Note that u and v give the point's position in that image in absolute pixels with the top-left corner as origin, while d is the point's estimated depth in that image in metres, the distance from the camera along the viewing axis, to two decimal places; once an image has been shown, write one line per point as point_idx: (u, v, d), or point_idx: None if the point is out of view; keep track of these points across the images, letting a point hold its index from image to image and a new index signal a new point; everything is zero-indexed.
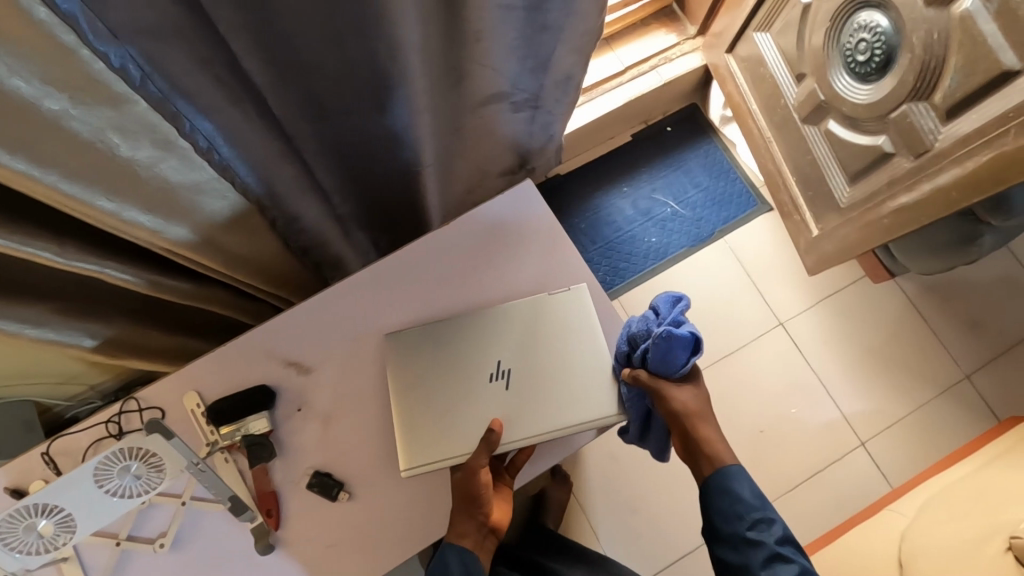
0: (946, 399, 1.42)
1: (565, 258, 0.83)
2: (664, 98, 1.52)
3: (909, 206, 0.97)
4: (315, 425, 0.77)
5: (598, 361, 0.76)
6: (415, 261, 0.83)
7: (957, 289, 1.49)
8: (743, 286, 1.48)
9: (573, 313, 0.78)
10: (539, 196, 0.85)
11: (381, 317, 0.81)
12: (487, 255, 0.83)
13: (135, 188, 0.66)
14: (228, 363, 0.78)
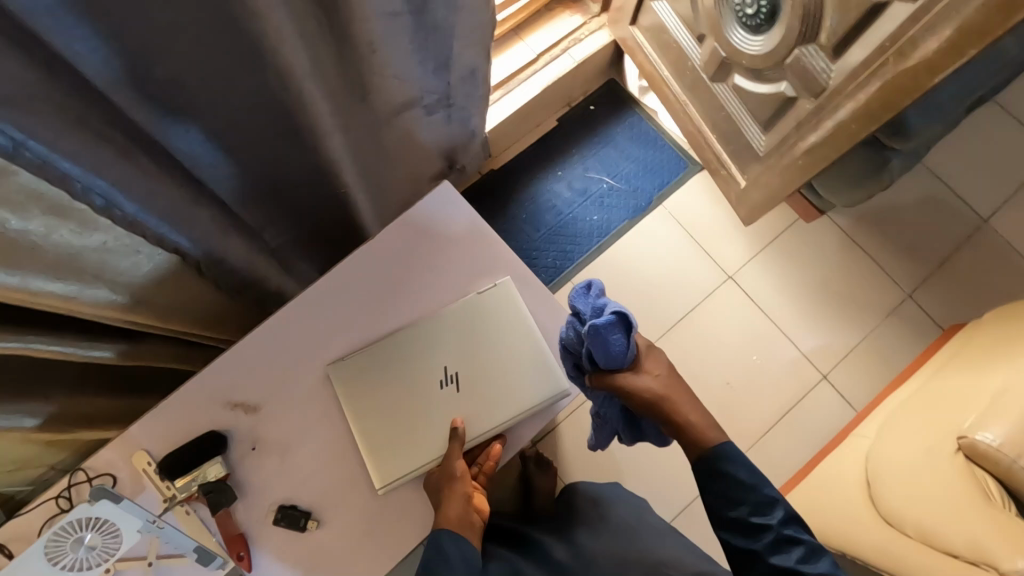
0: (894, 320, 1.48)
1: (491, 251, 0.83)
2: (581, 78, 1.54)
3: (818, 144, 1.01)
4: (272, 460, 0.76)
5: (538, 348, 0.78)
6: (345, 282, 0.82)
7: (887, 214, 1.55)
8: (688, 247, 1.52)
9: (509, 305, 0.80)
10: (458, 195, 0.85)
11: (321, 344, 0.80)
12: (413, 264, 0.83)
13: (35, 259, 0.64)
14: (173, 416, 0.77)
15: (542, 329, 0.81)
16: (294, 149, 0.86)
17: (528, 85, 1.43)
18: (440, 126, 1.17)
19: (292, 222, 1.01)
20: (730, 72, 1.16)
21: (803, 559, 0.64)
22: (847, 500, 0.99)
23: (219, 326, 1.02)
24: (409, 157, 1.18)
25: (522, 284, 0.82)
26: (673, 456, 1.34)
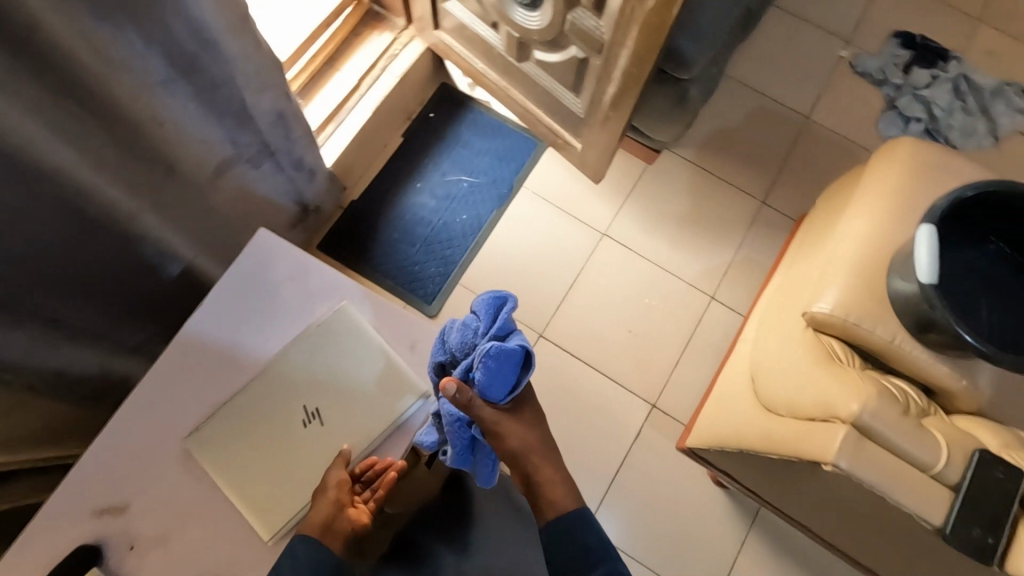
0: (756, 228, 1.60)
1: (325, 282, 0.86)
2: (410, 90, 1.57)
3: (617, 93, 1.08)
4: (157, 553, 0.75)
5: (389, 361, 0.82)
6: (184, 357, 0.81)
7: (722, 138, 1.69)
8: (558, 218, 1.58)
9: (353, 331, 0.83)
10: (278, 240, 0.86)
11: (177, 423, 0.79)
12: (249, 320, 0.83)
13: None
14: (36, 545, 0.73)
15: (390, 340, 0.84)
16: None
17: (358, 111, 1.43)
18: (271, 177, 1.17)
19: (128, 304, 0.99)
20: (528, 50, 1.22)
21: None
22: (739, 399, 1.07)
23: None
24: (250, 214, 1.18)
25: (363, 304, 0.85)
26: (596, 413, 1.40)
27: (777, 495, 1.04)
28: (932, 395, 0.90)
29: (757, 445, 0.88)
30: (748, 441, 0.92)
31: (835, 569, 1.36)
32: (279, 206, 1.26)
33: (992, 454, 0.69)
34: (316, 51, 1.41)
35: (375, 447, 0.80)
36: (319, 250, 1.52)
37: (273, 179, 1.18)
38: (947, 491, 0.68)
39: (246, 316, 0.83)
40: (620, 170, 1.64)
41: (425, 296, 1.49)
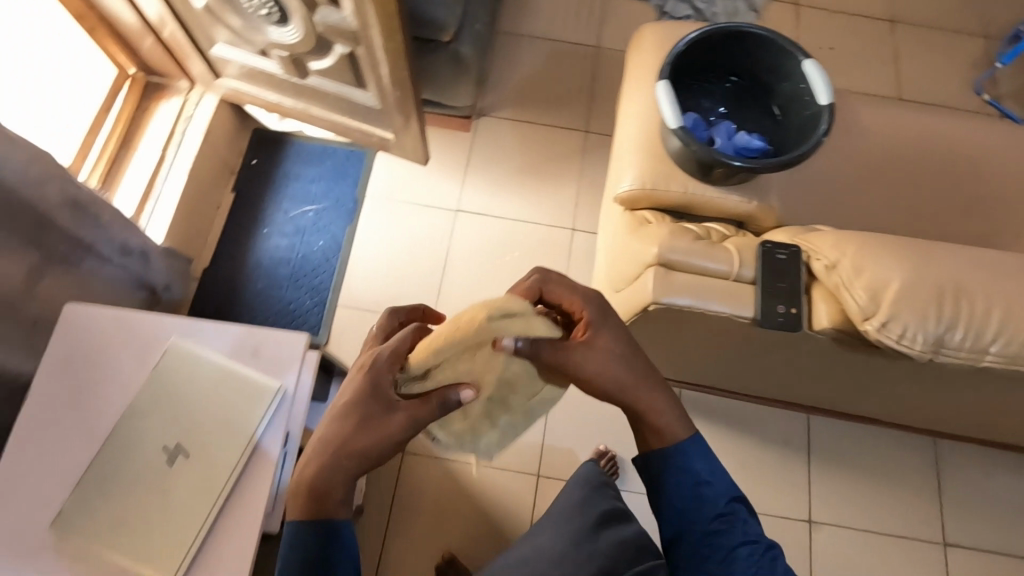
0: (589, 156, 1.72)
1: (123, 353, 0.75)
2: (223, 145, 1.57)
3: (393, 72, 1.14)
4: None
5: (219, 374, 0.75)
6: (13, 468, 0.70)
7: (530, 89, 1.80)
8: (409, 211, 1.63)
9: (175, 370, 0.74)
10: (93, 313, 0.77)
11: (24, 529, 0.68)
12: (53, 377, 0.73)
13: None
14: None
15: (130, 368, 0.75)
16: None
17: (172, 179, 1.42)
18: (100, 271, 1.18)
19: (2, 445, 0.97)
20: (304, 66, 1.26)
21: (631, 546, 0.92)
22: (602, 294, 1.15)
23: None
24: None
25: (149, 348, 0.76)
26: None
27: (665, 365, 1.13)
28: (742, 225, 1.01)
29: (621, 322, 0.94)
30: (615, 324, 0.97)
31: (768, 413, 1.47)
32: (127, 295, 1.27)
33: (772, 244, 0.79)
34: (105, 139, 1.39)
35: (238, 481, 0.71)
36: None
37: (103, 271, 1.19)
38: (747, 287, 0.78)
39: (43, 376, 0.73)
40: (451, 149, 1.70)
41: (309, 329, 1.49)
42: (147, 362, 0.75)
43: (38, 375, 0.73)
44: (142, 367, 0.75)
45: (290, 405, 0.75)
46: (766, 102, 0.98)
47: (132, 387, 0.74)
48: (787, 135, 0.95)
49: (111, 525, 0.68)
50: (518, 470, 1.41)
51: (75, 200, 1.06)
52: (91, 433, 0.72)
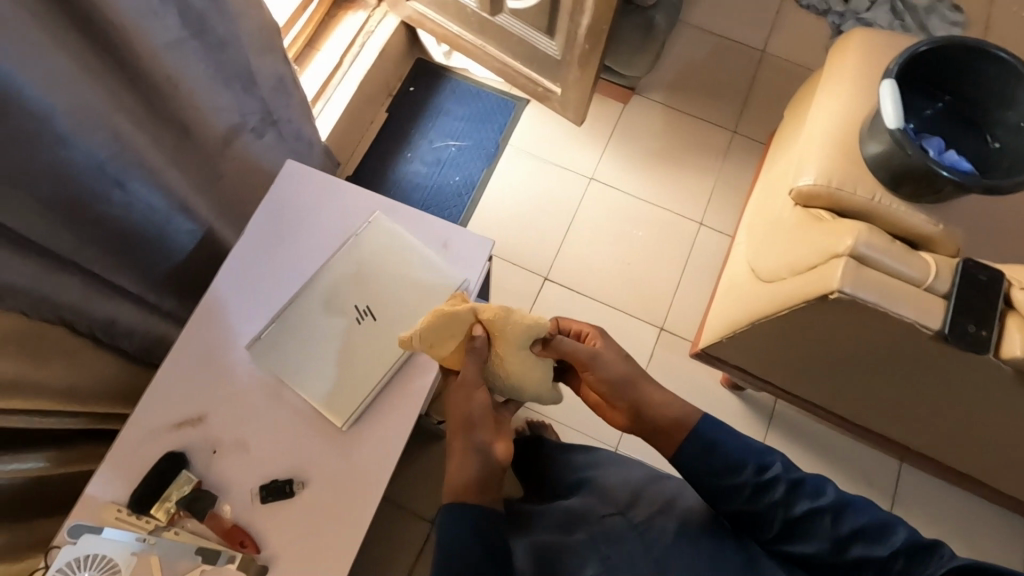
0: (732, 157, 1.70)
1: (331, 214, 0.81)
2: (389, 66, 1.65)
3: (591, 24, 1.17)
4: (236, 455, 0.71)
5: (411, 252, 0.79)
6: (225, 291, 0.77)
7: (686, 79, 1.79)
8: (545, 168, 1.66)
9: (374, 241, 0.79)
10: (309, 172, 0.83)
11: (228, 346, 0.75)
12: (269, 222, 0.80)
13: None
14: (123, 457, 0.70)
15: (335, 228, 0.81)
16: (123, 195, 0.85)
17: (344, 86, 1.50)
18: (274, 147, 1.24)
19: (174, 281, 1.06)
20: (500, 2, 1.30)
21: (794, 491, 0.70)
22: (742, 286, 1.15)
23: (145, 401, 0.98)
24: (258, 186, 1.24)
25: (353, 214, 0.81)
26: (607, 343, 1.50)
27: (790, 370, 1.12)
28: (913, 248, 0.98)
29: (771, 310, 0.94)
30: (761, 312, 0.97)
31: (861, 454, 1.42)
32: None
33: (974, 262, 0.77)
34: (296, 34, 1.48)
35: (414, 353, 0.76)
36: None
37: (275, 152, 1.25)
38: (938, 299, 0.77)
39: (260, 219, 0.80)
40: (597, 119, 1.72)
41: None
42: (349, 228, 0.81)
43: (256, 217, 0.80)
44: (344, 231, 0.81)
45: (469, 297, 0.79)
46: (977, 132, 0.97)
47: (336, 246, 0.80)
48: (997, 167, 0.94)
49: (300, 359, 0.74)
50: (598, 439, 1.42)
51: (278, 76, 1.17)
52: (292, 278, 0.78)
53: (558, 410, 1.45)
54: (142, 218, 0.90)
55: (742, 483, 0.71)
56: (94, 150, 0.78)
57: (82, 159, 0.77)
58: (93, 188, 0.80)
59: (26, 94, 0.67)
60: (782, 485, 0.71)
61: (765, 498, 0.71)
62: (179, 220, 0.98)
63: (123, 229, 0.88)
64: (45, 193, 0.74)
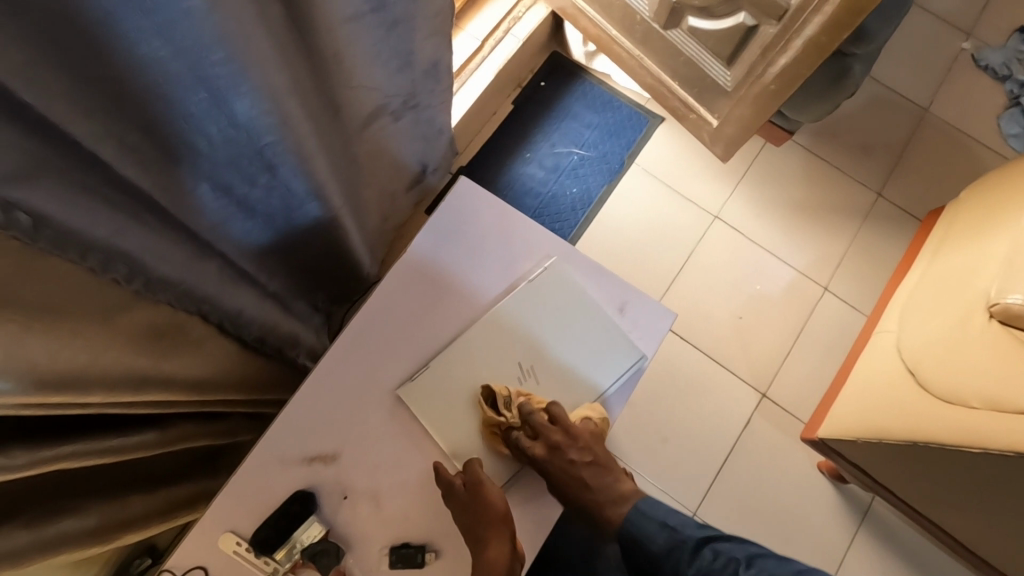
0: (872, 222, 1.54)
1: (503, 248, 0.73)
2: (525, 57, 1.54)
3: (788, 66, 1.03)
4: (368, 506, 0.64)
5: (587, 310, 0.70)
6: (379, 316, 0.69)
7: (837, 125, 1.62)
8: (668, 196, 1.54)
9: (548, 289, 0.71)
10: (482, 195, 0.75)
11: (376, 380, 0.67)
12: (432, 248, 0.72)
13: (83, 350, 0.54)
14: (248, 486, 0.63)
15: (505, 266, 0.72)
16: (272, 183, 0.74)
17: (481, 71, 1.43)
18: (406, 133, 1.12)
19: (293, 267, 0.99)
20: (681, 16, 1.17)
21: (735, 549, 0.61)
22: (894, 389, 1.03)
23: (250, 388, 0.92)
24: (381, 171, 1.14)
25: (525, 254, 0.73)
26: (702, 399, 1.41)
27: (928, 491, 1.01)
28: None
29: (955, 441, 0.84)
30: (934, 436, 0.88)
31: None
32: (406, 168, 1.23)
33: None
34: None
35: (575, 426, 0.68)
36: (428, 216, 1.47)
37: (405, 142, 1.14)
38: None
39: (423, 243, 0.72)
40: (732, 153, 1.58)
41: None
42: (518, 271, 0.73)
43: (420, 237, 0.72)
44: (512, 274, 0.72)
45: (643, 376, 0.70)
46: None
47: (504, 287, 0.72)
48: None
49: (455, 412, 0.66)
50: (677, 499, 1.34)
51: (432, 61, 1.02)
52: (452, 317, 0.70)
53: (638, 461, 1.36)
54: (279, 206, 0.80)
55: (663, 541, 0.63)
56: (267, 142, 0.66)
57: (250, 147, 0.65)
58: (248, 177, 0.69)
59: (222, 89, 0.55)
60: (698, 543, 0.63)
61: (691, 561, 0.62)
62: (319, 213, 0.88)
63: (259, 215, 0.78)
64: (213, 175, 0.65)
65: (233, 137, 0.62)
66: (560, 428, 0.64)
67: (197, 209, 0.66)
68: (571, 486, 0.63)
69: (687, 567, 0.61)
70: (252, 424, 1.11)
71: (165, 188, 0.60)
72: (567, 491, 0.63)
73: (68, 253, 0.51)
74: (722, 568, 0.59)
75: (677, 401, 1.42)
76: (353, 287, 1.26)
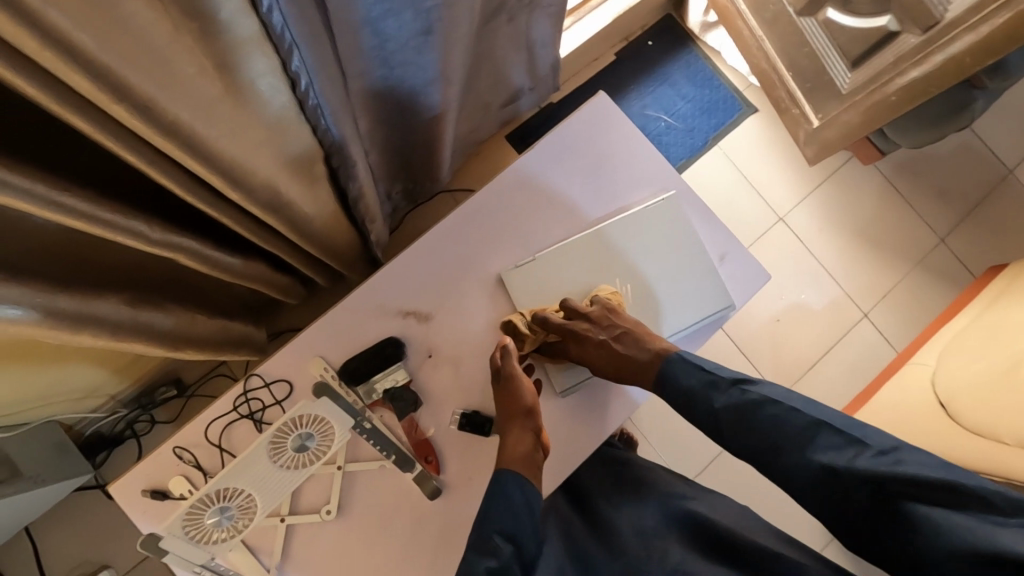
0: (927, 265, 1.55)
1: (618, 174, 0.79)
2: (643, 11, 1.51)
3: (918, 80, 1.03)
4: (449, 367, 0.74)
5: (683, 256, 0.77)
6: (496, 200, 0.77)
7: (924, 162, 1.60)
8: (741, 188, 1.55)
9: (653, 223, 0.77)
10: (613, 118, 0.80)
11: (480, 259, 0.76)
12: (558, 151, 0.78)
13: (243, 141, 0.56)
14: (345, 321, 0.73)
15: (616, 191, 0.79)
16: (422, 48, 0.74)
17: (598, 14, 1.43)
18: (516, 43, 1.11)
19: (394, 147, 1.02)
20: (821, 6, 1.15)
21: (768, 401, 0.63)
22: (923, 419, 1.06)
23: (330, 249, 0.94)
24: (487, 78, 1.15)
25: (636, 184, 0.79)
26: None
27: None
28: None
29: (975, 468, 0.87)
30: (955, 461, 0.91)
31: None
32: (507, 84, 1.23)
33: None
34: None
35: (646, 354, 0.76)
36: (507, 142, 1.48)
37: (513, 54, 1.14)
38: None
39: (551, 144, 0.78)
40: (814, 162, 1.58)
41: None
42: (632, 197, 0.80)
43: (548, 139, 0.78)
44: (626, 199, 0.79)
45: (723, 323, 0.78)
46: None
47: (610, 210, 0.79)
48: None
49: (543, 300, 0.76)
50: None
51: None
52: (561, 219, 0.78)
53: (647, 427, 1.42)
54: (413, 78, 0.81)
55: (712, 386, 0.66)
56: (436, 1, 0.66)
57: (423, 2, 0.65)
58: (405, 37, 0.71)
59: None
60: (733, 385, 0.66)
61: (739, 412, 0.64)
62: (440, 99, 0.89)
63: (396, 79, 0.79)
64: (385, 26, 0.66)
65: None
66: (588, 309, 0.74)
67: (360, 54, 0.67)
68: (591, 355, 0.73)
69: (718, 395, 0.66)
70: (305, 290, 1.15)
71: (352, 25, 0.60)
72: (601, 366, 0.73)
73: (275, 40, 0.50)
74: (757, 398, 0.64)
75: None
76: (431, 188, 1.28)
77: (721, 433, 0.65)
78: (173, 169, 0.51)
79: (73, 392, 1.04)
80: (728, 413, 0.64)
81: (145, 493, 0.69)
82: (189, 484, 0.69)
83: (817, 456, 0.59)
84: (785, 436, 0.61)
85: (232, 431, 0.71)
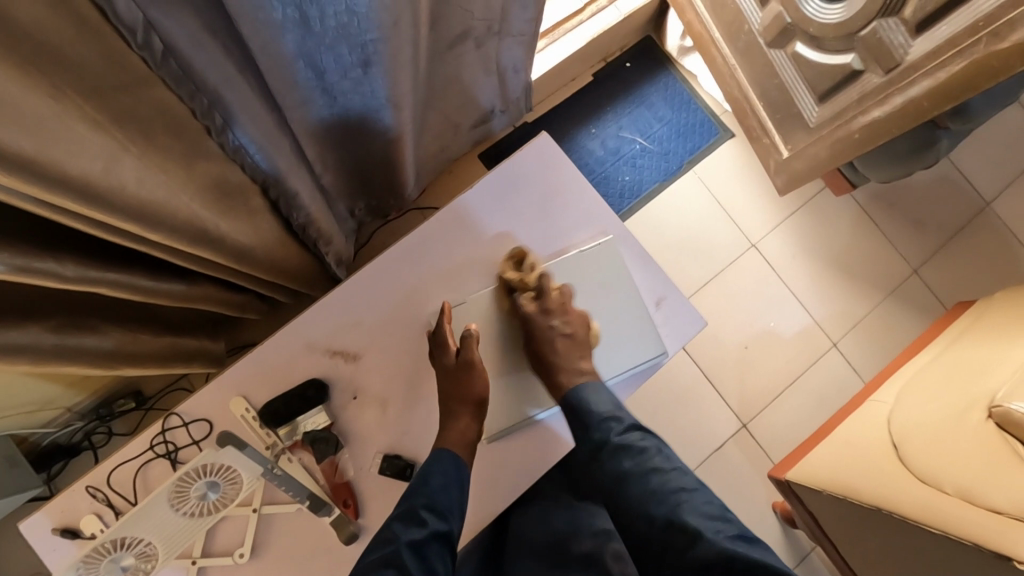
0: (900, 294, 1.55)
1: (557, 219, 0.81)
2: (621, 32, 1.50)
3: (881, 120, 1.03)
4: (374, 409, 0.76)
5: (616, 301, 0.79)
6: (433, 240, 0.80)
7: (900, 191, 1.59)
8: (713, 213, 1.54)
9: (585, 267, 0.79)
10: (555, 163, 0.82)
11: (413, 296, 0.79)
12: (497, 192, 0.81)
13: (161, 184, 0.55)
14: (272, 358, 0.76)
15: (554, 235, 0.81)
16: (361, 80, 0.74)
17: (574, 36, 1.42)
18: (482, 70, 1.11)
19: (350, 168, 1.01)
20: (790, 40, 1.14)
21: (658, 458, 0.63)
22: (874, 459, 1.05)
23: (279, 272, 0.94)
24: (452, 100, 1.14)
25: (575, 228, 0.81)
26: (686, 412, 1.46)
27: (870, 556, 1.06)
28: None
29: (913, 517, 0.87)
30: (898, 507, 0.91)
31: None
32: (475, 106, 1.22)
33: None
34: None
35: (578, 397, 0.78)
36: (479, 160, 1.48)
37: (479, 79, 1.13)
38: None
39: (492, 185, 0.81)
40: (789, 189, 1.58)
41: None
42: (572, 239, 0.81)
43: (489, 180, 0.81)
44: (566, 241, 0.81)
45: (657, 370, 0.78)
46: None
47: (546, 254, 0.81)
48: None
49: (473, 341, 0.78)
50: None
51: None
52: (499, 260, 0.80)
53: None
54: (359, 105, 0.80)
55: (608, 429, 0.66)
56: (370, 38, 0.65)
57: (356, 40, 0.65)
58: (344, 71, 0.70)
59: None
60: (631, 433, 0.66)
61: (627, 458, 0.63)
62: (390, 128, 0.89)
63: (339, 107, 0.79)
64: (318, 61, 0.66)
65: (345, 34, 0.63)
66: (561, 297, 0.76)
67: (293, 90, 0.67)
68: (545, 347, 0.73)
69: (613, 437, 0.66)
70: (265, 307, 1.14)
71: (276, 66, 0.60)
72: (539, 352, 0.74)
73: (176, 84, 0.51)
74: (645, 453, 0.64)
75: (660, 405, 1.45)
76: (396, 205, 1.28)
77: (601, 472, 0.65)
78: (80, 218, 0.51)
79: (22, 406, 1.04)
80: (614, 458, 0.64)
81: (55, 532, 0.71)
82: (101, 523, 0.72)
83: (689, 518, 0.57)
84: (654, 497, 0.60)
85: (146, 471, 0.74)
